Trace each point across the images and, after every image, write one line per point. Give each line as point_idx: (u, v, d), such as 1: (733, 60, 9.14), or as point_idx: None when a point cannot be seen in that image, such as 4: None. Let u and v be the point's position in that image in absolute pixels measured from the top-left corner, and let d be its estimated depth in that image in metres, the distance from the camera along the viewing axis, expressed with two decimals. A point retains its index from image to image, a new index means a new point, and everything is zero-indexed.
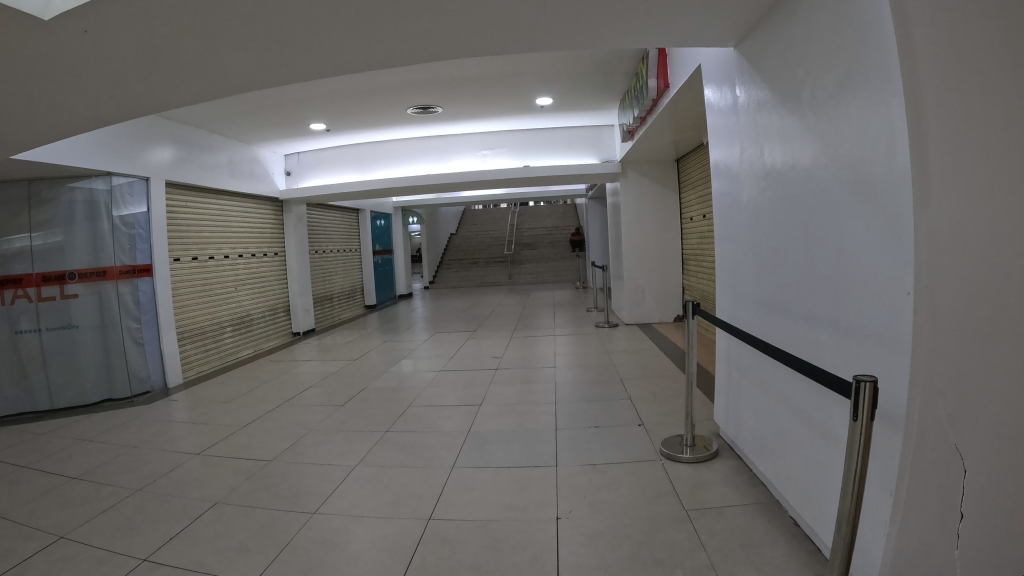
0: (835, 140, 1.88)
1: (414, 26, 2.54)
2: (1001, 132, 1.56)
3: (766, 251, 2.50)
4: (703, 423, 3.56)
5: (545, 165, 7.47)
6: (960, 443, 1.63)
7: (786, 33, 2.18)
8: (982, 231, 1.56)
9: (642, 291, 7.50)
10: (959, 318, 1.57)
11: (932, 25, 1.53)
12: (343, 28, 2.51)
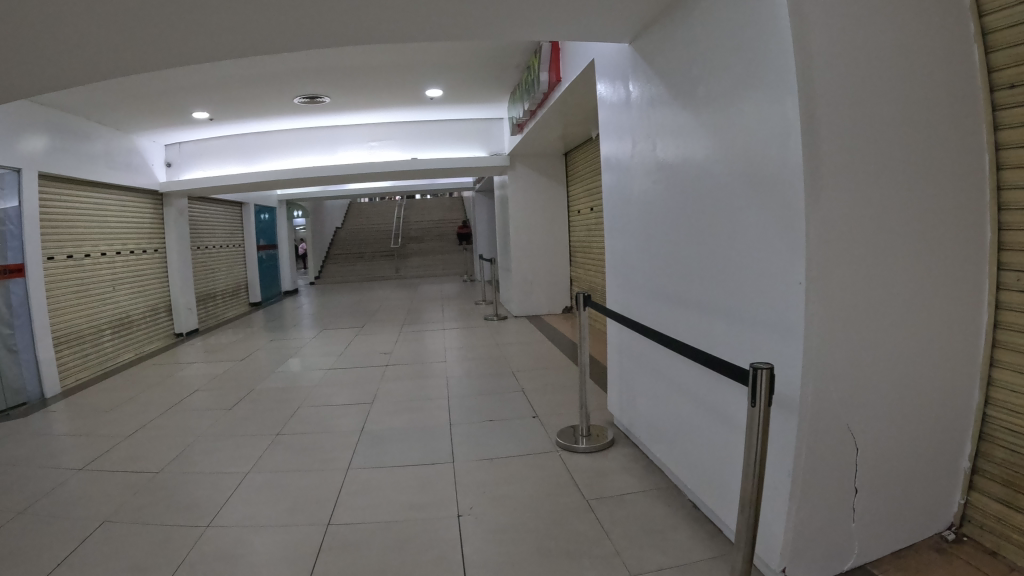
0: (730, 136, 1.94)
1: (311, 10, 2.42)
2: (874, 132, 1.68)
3: (657, 242, 2.56)
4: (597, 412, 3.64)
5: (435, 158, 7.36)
6: (842, 422, 1.74)
7: (681, 32, 2.23)
8: (861, 221, 1.67)
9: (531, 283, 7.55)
10: (843, 302, 1.67)
11: (823, 28, 1.60)
12: (238, 9, 2.36)
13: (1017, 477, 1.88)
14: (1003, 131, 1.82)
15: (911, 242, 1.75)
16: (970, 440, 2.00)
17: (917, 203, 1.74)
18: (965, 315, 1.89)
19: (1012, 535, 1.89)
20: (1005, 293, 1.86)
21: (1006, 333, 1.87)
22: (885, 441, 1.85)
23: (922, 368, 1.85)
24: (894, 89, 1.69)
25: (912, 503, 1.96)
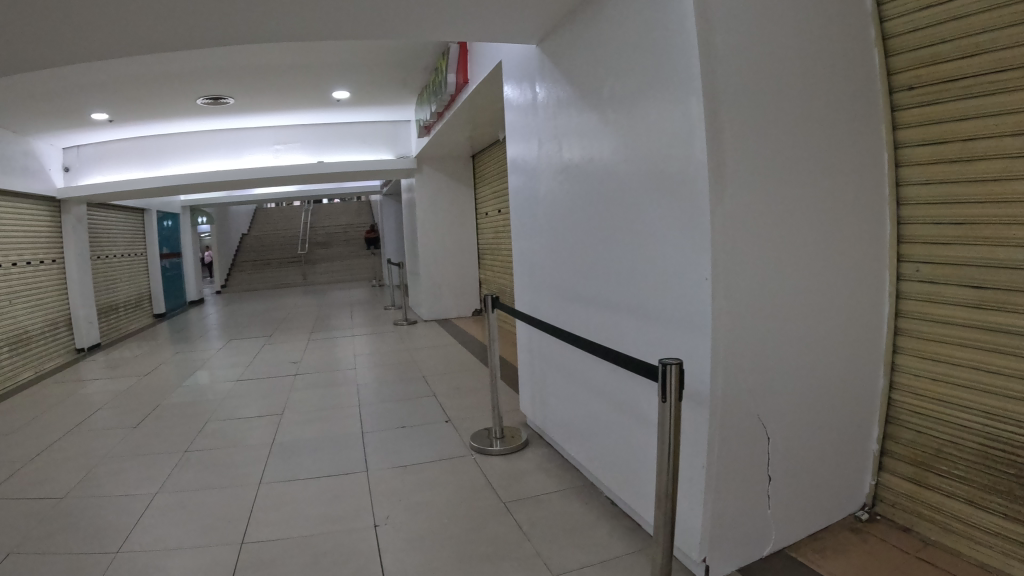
0: (635, 136, 1.96)
1: (211, 5, 2.30)
2: (771, 134, 1.74)
3: (564, 243, 2.57)
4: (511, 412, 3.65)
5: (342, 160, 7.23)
6: (750, 413, 1.80)
7: (587, 34, 2.25)
8: (762, 219, 1.73)
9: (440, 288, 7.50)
10: (749, 298, 1.72)
11: (727, 31, 1.65)
12: (132, 3, 2.22)
13: (923, 455, 2.14)
14: (903, 135, 2.12)
15: (807, 239, 1.83)
16: (878, 424, 2.26)
17: (810, 201, 1.83)
18: (856, 306, 2.01)
19: (923, 510, 2.14)
20: (905, 285, 2.15)
21: (907, 320, 2.14)
22: (790, 431, 1.92)
23: (819, 358, 1.95)
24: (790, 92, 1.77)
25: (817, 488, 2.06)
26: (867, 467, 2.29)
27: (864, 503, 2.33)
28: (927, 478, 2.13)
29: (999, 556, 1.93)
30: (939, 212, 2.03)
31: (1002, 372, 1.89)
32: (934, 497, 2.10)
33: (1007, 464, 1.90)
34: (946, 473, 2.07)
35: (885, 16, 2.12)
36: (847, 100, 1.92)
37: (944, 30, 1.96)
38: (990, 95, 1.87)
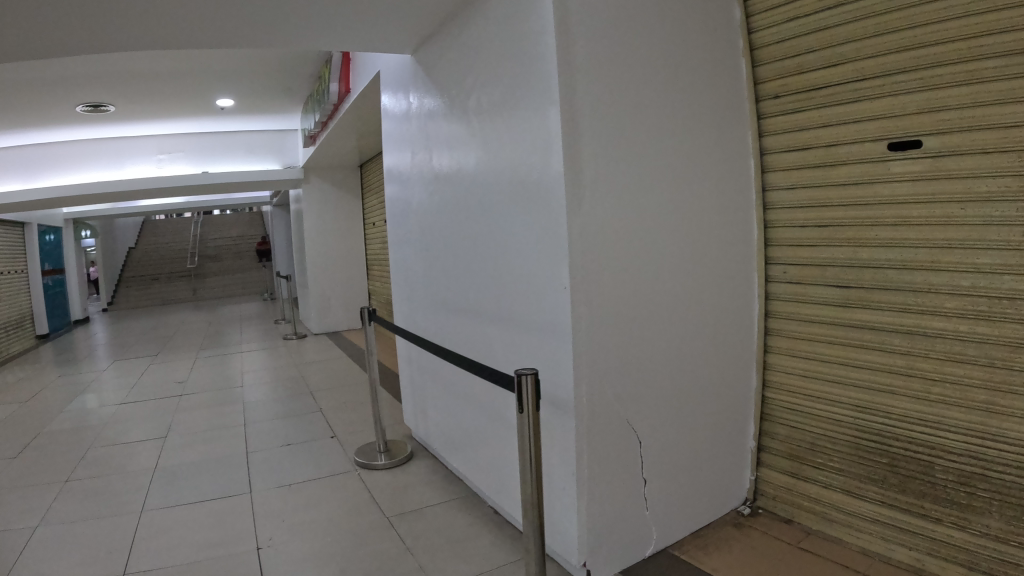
0: (497, 146, 1.98)
1: (69, 12, 2.18)
2: (625, 143, 1.79)
3: (435, 253, 2.55)
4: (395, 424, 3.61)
5: (227, 171, 7.02)
6: (619, 417, 1.83)
7: (456, 44, 2.27)
8: (623, 226, 1.78)
9: (327, 300, 7.35)
10: (612, 304, 1.76)
11: (584, 41, 1.69)
12: None
13: (798, 449, 2.24)
14: (769, 143, 2.24)
15: (669, 245, 1.90)
16: (754, 421, 2.35)
17: (670, 209, 1.91)
18: (721, 308, 2.10)
19: (801, 501, 2.23)
20: (773, 285, 2.27)
21: (776, 319, 2.27)
22: (665, 433, 1.97)
23: (687, 360, 2.01)
24: (646, 102, 1.84)
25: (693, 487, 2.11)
26: (746, 463, 2.37)
27: (745, 499, 2.39)
28: (803, 470, 2.23)
29: (876, 539, 2.05)
30: (802, 216, 2.16)
31: (872, 364, 2.01)
32: (812, 488, 2.20)
33: (879, 453, 2.02)
34: (821, 465, 2.17)
35: (754, 29, 2.24)
36: (700, 111, 2.02)
37: (809, 41, 2.08)
38: (851, 104, 2.00)
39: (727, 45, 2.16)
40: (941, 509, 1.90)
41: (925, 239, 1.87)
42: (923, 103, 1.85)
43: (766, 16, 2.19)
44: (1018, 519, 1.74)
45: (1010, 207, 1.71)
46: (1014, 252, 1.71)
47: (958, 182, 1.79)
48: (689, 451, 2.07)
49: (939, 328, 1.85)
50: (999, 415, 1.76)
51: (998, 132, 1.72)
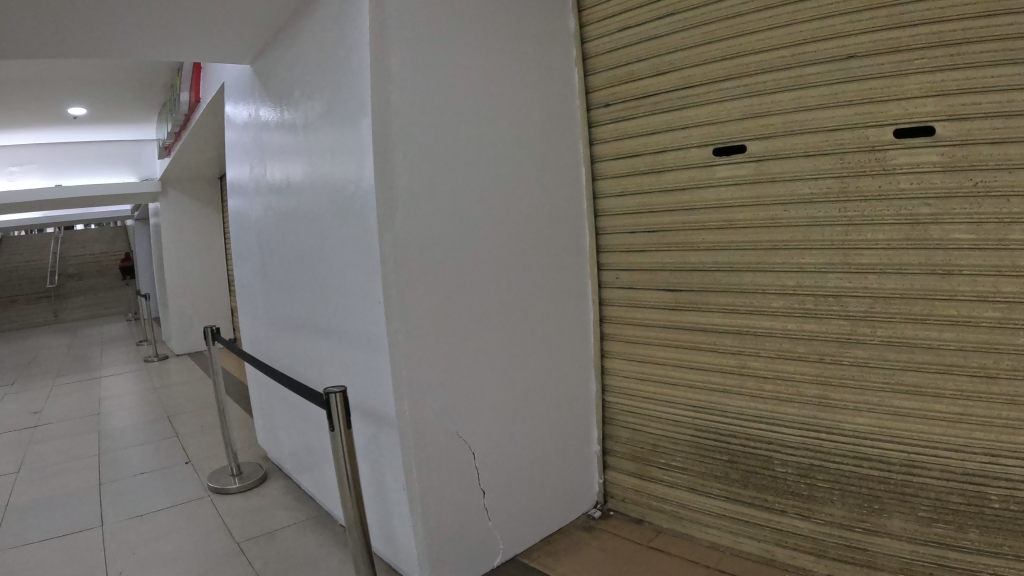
0: (319, 159, 2.02)
1: None
2: (448, 155, 1.86)
3: (269, 268, 2.52)
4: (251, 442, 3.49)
5: (81, 185, 6.70)
6: (451, 428, 1.87)
7: (287, 54, 2.25)
8: (442, 238, 1.84)
9: (189, 317, 7.01)
10: (430, 315, 1.81)
11: (403, 52, 1.75)
12: None
13: (642, 451, 2.34)
14: (599, 151, 2.37)
15: (494, 256, 1.98)
16: (598, 426, 2.46)
17: (497, 222, 1.98)
18: (552, 318, 2.21)
19: (651, 502, 2.32)
20: (607, 291, 2.40)
21: (610, 324, 2.39)
22: (499, 441, 2.01)
23: (522, 365, 2.09)
24: (470, 117, 1.92)
25: (542, 491, 2.18)
26: (595, 465, 2.46)
27: (597, 501, 2.47)
28: (648, 471, 2.33)
29: (721, 533, 2.17)
30: (632, 222, 2.29)
31: (705, 365, 2.15)
32: (659, 488, 2.30)
33: (719, 451, 2.15)
34: (665, 465, 2.28)
35: (586, 38, 2.36)
36: (528, 125, 2.11)
37: (638, 50, 2.21)
38: (677, 111, 2.15)
39: (558, 58, 2.27)
40: (785, 502, 2.04)
41: (749, 241, 2.03)
42: (748, 109, 2.01)
43: (598, 26, 2.31)
44: (860, 506, 1.92)
45: (831, 208, 1.90)
46: (837, 252, 1.90)
47: (783, 185, 1.97)
48: (529, 455, 2.12)
49: (769, 326, 2.02)
50: (830, 409, 1.95)
51: (822, 135, 1.90)
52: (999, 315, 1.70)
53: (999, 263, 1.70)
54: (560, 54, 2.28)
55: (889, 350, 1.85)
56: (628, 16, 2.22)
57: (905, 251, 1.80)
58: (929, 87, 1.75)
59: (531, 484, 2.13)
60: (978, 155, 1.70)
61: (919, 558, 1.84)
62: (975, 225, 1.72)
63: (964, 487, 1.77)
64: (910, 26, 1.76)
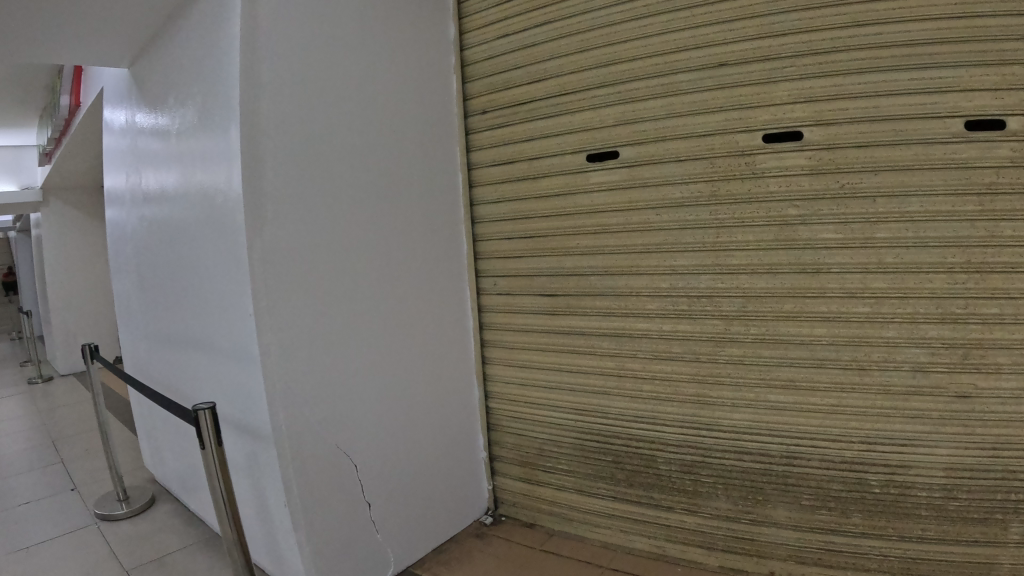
0: (191, 168, 2.02)
1: None
2: (322, 165, 1.90)
3: (149, 280, 2.49)
4: (138, 464, 3.36)
5: None
6: (331, 438, 1.93)
7: (163, 60, 2.23)
8: (313, 251, 1.87)
9: (75, 335, 6.58)
10: (304, 327, 1.84)
11: (276, 61, 1.77)
12: None
13: (528, 456, 2.53)
14: (475, 158, 2.55)
15: (366, 268, 2.04)
16: (483, 433, 2.63)
17: (370, 235, 2.05)
18: (429, 326, 2.30)
19: (540, 505, 2.51)
20: (486, 297, 2.59)
21: (490, 330, 2.59)
22: (377, 450, 2.07)
23: (400, 371, 2.17)
24: (344, 129, 1.96)
25: (426, 494, 2.28)
26: (482, 473, 2.63)
27: (488, 508, 2.65)
28: (535, 475, 2.52)
29: (610, 528, 2.37)
30: (507, 229, 2.48)
31: (585, 367, 2.34)
32: (547, 492, 2.49)
33: (604, 452, 2.34)
34: (551, 468, 2.47)
35: (465, 45, 2.54)
36: (403, 138, 2.20)
37: (516, 57, 2.39)
38: (552, 118, 2.34)
39: (435, 73, 2.39)
40: (671, 498, 2.25)
41: (622, 245, 2.23)
42: (621, 115, 2.20)
43: (477, 34, 2.49)
44: (744, 498, 2.15)
45: (703, 210, 2.10)
46: (708, 254, 2.10)
47: (651, 189, 2.17)
48: (411, 461, 2.21)
49: (644, 328, 2.22)
50: (708, 406, 2.15)
51: (692, 141, 2.10)
52: (868, 309, 1.94)
53: (869, 260, 1.93)
54: (438, 68, 2.41)
55: (762, 347, 2.06)
56: (506, 25, 2.40)
57: (775, 251, 2.02)
58: (797, 93, 1.97)
59: (417, 489, 2.24)
60: (844, 159, 1.93)
61: (806, 545, 2.09)
62: (842, 225, 1.95)
63: (844, 473, 2.02)
64: (782, 35, 1.97)
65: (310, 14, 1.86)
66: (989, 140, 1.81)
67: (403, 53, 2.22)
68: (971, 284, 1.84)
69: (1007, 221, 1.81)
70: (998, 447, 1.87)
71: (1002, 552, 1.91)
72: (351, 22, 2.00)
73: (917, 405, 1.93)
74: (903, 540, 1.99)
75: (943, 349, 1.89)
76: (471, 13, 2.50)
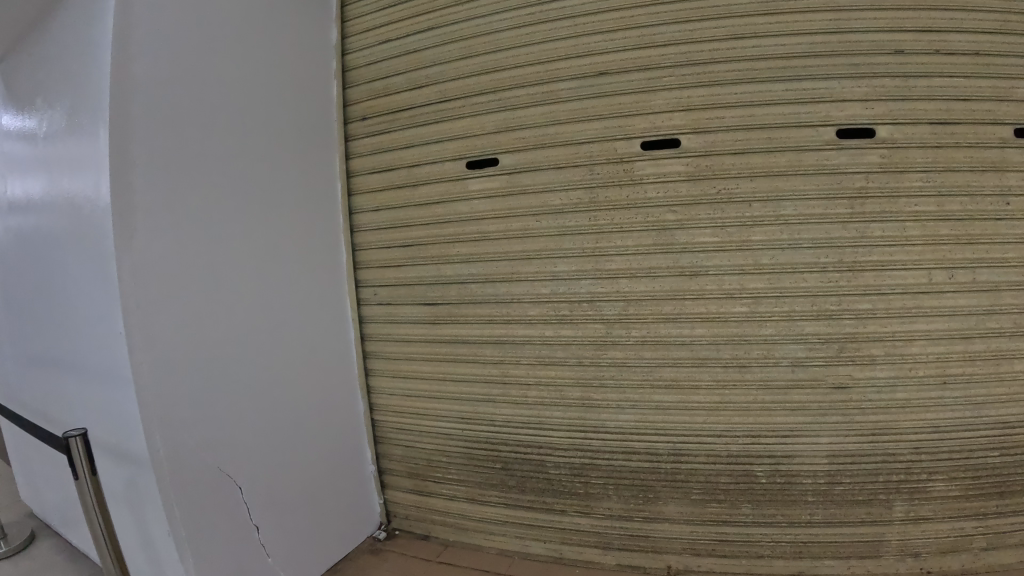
0: (56, 174, 1.89)
1: None
2: (195, 172, 1.82)
3: (18, 296, 2.32)
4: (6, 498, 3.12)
5: None
6: (211, 457, 1.86)
7: (27, 58, 2.08)
8: (184, 265, 1.78)
9: None
10: (175, 345, 1.76)
11: (147, 61, 1.68)
12: None
13: (417, 467, 2.50)
14: (355, 165, 2.48)
15: (241, 280, 1.96)
16: (370, 446, 2.56)
17: (243, 246, 1.98)
18: (312, 336, 2.26)
19: (432, 517, 2.50)
20: (367, 307, 2.50)
21: (373, 341, 2.51)
22: (257, 468, 2.00)
23: (281, 384, 2.11)
24: (215, 136, 1.88)
25: (314, 510, 2.23)
26: (374, 487, 2.57)
27: (381, 523, 2.60)
28: (425, 486, 2.49)
29: (504, 535, 2.39)
30: (387, 238, 2.42)
31: (470, 377, 2.33)
32: (438, 503, 2.48)
33: (493, 460, 2.36)
34: (441, 479, 2.46)
35: (347, 50, 2.49)
36: (279, 144, 2.14)
37: (399, 62, 2.38)
38: (433, 125, 2.33)
39: (311, 77, 2.33)
40: (562, 501, 2.31)
41: (501, 252, 2.24)
42: (502, 121, 2.23)
43: (359, 38, 2.46)
44: (636, 497, 2.24)
45: (582, 217, 2.16)
46: (588, 259, 2.16)
47: (534, 197, 2.21)
48: (294, 477, 2.15)
49: (526, 334, 2.25)
50: (593, 408, 2.22)
51: (573, 148, 2.16)
52: (746, 308, 2.07)
53: (745, 262, 2.06)
54: (315, 72, 2.35)
55: (644, 348, 2.14)
56: (389, 30, 2.40)
57: (654, 255, 2.10)
58: (674, 103, 2.09)
59: (307, 505, 2.20)
60: (720, 166, 2.06)
61: (699, 537, 2.22)
62: (718, 228, 2.07)
63: (731, 468, 2.16)
64: (662, 45, 2.09)
65: (179, 15, 1.77)
66: (859, 148, 2.01)
67: (278, 57, 2.15)
68: (846, 283, 2.04)
69: (876, 223, 2.03)
70: (876, 432, 2.09)
71: (888, 530, 2.14)
72: (223, 24, 1.91)
73: (797, 398, 2.10)
74: (792, 525, 2.17)
75: (819, 344, 2.07)
76: (354, 17, 2.48)
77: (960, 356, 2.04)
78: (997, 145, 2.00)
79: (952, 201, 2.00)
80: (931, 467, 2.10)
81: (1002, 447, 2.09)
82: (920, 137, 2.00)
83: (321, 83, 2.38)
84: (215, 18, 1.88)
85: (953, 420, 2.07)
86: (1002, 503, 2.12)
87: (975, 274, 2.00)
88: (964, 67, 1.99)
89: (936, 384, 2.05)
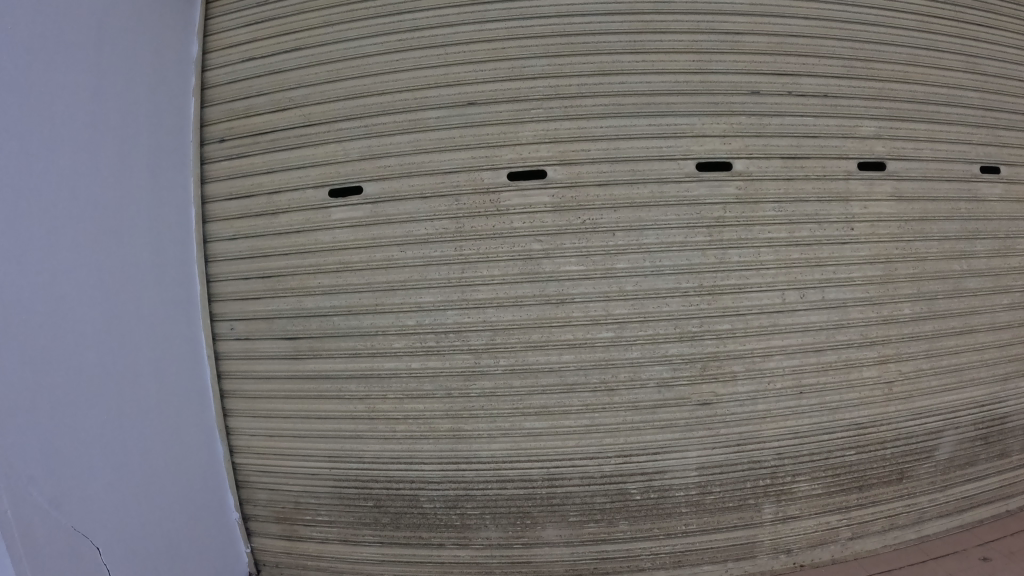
0: None
1: None
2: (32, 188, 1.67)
3: None
4: None
5: None
6: (55, 502, 1.66)
7: None
8: (19, 297, 1.62)
9: None
10: (13, 388, 1.59)
11: None
12: None
13: (285, 512, 2.39)
14: (211, 190, 2.31)
15: (82, 312, 1.81)
16: (232, 492, 2.38)
17: (84, 272, 1.82)
18: (164, 370, 2.10)
19: (303, 561, 2.40)
20: (223, 343, 2.33)
21: (231, 379, 2.34)
22: (108, 518, 1.84)
23: (130, 421, 1.95)
24: (52, 157, 1.74)
25: (169, 557, 2.06)
26: (238, 536, 2.40)
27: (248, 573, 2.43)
28: (295, 530, 2.39)
29: (380, 573, 2.34)
30: (245, 268, 2.28)
31: (338, 414, 2.27)
32: (310, 547, 2.38)
33: (364, 498, 2.31)
34: (311, 521, 2.37)
35: (209, 66, 2.35)
36: (126, 164, 1.99)
37: (260, 83, 2.30)
38: (295, 150, 2.26)
39: (164, 95, 2.18)
40: (440, 534, 2.29)
41: (365, 283, 2.20)
42: (367, 148, 2.21)
43: (222, 55, 2.34)
44: (514, 524, 2.26)
45: (447, 246, 2.16)
46: (454, 290, 2.16)
47: (400, 226, 2.18)
48: (147, 521, 1.98)
49: (392, 367, 2.21)
50: (464, 439, 2.22)
51: (438, 177, 2.17)
52: (612, 333, 2.15)
53: (609, 288, 2.13)
54: (167, 89, 2.19)
55: (512, 377, 2.17)
56: (255, 47, 2.31)
57: (520, 284, 2.14)
58: (543, 134, 2.16)
59: (162, 552, 2.03)
60: (583, 197, 2.13)
61: (580, 557, 2.26)
62: (584, 257, 2.13)
63: (606, 487, 2.23)
64: (532, 78, 2.17)
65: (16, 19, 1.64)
66: (718, 180, 2.15)
67: (125, 70, 2.00)
68: (705, 305, 2.16)
69: (733, 249, 2.16)
70: (741, 442, 2.23)
71: (760, 532, 2.30)
72: (60, 33, 1.77)
73: (666, 416, 2.18)
74: (668, 537, 2.27)
75: (683, 364, 2.17)
76: (211, 34, 2.36)
77: (814, 368, 2.23)
78: (842, 177, 2.22)
79: (802, 228, 2.19)
80: (793, 470, 2.28)
81: (856, 446, 2.31)
82: (773, 170, 2.18)
83: (174, 102, 2.22)
84: (48, 26, 1.73)
85: (811, 425, 2.25)
86: (860, 496, 2.35)
87: (824, 293, 2.20)
88: (814, 107, 2.22)
89: (793, 395, 2.22)
